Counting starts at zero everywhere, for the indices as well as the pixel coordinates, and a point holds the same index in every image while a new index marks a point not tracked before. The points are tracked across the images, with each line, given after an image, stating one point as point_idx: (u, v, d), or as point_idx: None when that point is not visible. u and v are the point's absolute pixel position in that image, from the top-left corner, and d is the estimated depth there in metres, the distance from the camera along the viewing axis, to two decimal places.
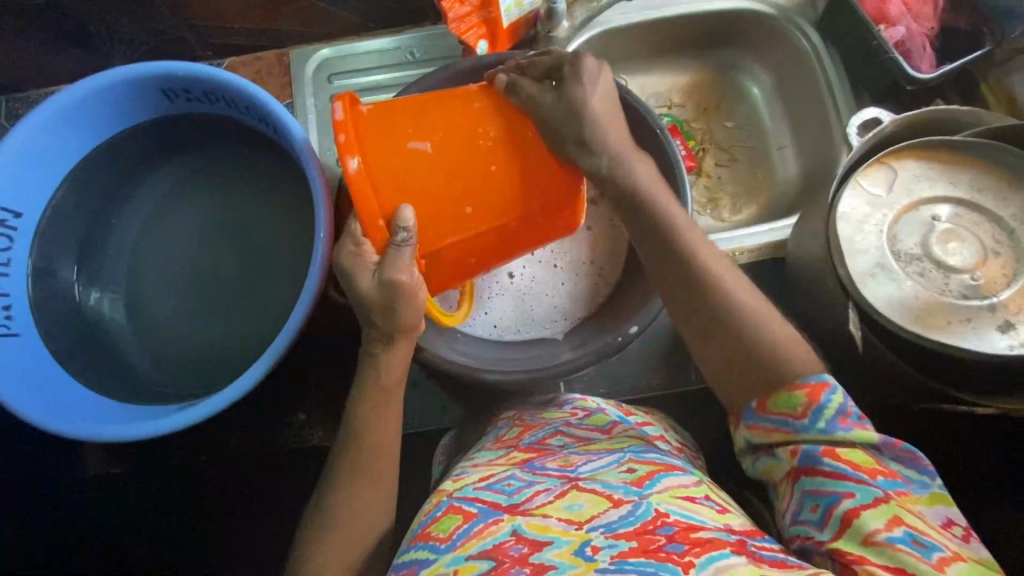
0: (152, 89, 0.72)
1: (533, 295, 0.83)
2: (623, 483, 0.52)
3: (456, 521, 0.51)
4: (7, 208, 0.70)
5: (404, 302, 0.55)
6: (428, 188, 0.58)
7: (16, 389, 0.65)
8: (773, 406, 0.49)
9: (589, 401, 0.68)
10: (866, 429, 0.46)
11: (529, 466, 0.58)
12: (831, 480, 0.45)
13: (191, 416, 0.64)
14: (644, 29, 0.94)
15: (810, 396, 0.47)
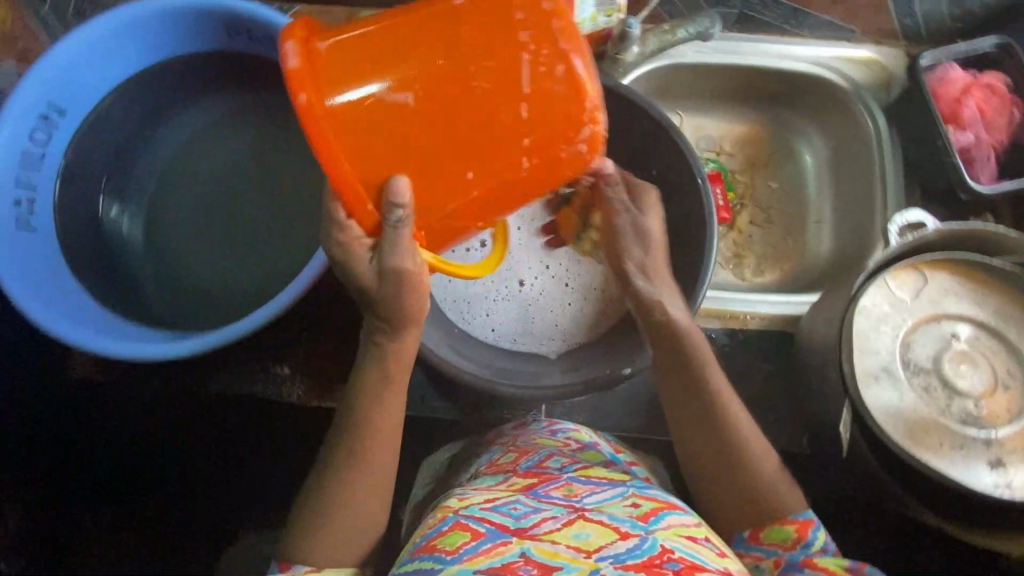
0: (218, 22, 0.72)
1: (538, 306, 0.83)
2: (626, 515, 0.53)
3: (464, 538, 0.50)
4: (53, 104, 0.70)
5: (404, 289, 0.53)
6: (428, 142, 0.46)
7: (23, 283, 0.66)
8: (766, 536, 0.55)
9: (584, 433, 0.71)
10: (835, 555, 0.53)
11: (533, 493, 0.57)
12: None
13: (192, 347, 0.65)
14: (712, 71, 0.93)
15: (798, 531, 0.54)
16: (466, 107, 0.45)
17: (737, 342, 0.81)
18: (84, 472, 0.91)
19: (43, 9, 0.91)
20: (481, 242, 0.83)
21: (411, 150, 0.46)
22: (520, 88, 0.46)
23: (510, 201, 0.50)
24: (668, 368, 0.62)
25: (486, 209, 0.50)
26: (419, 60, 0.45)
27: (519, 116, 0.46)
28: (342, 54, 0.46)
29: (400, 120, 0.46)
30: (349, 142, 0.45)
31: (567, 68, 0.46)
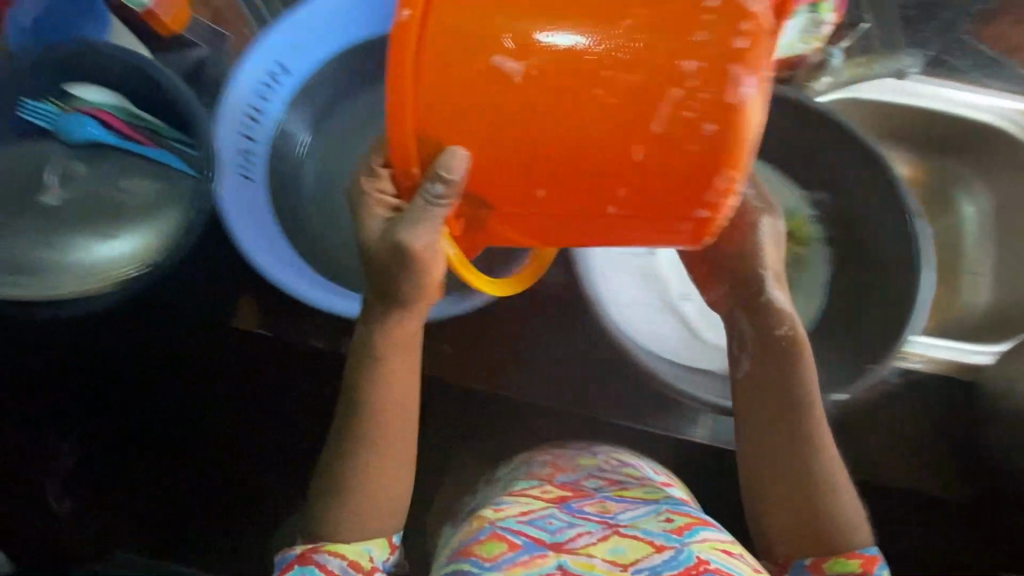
0: None
1: (708, 320, 0.82)
2: (660, 529, 0.62)
3: (502, 547, 0.60)
4: (281, 62, 0.72)
5: (409, 271, 0.55)
6: (574, 167, 0.46)
7: (256, 232, 0.70)
8: (827, 566, 0.61)
9: (623, 455, 0.78)
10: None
11: (568, 506, 0.67)
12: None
13: (422, 312, 0.71)
14: (897, 114, 0.89)
15: (862, 565, 0.60)
16: (602, 115, 0.44)
17: (905, 376, 0.82)
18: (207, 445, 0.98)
19: None
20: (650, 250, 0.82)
21: (495, 120, 0.46)
22: (650, 126, 0.43)
23: (608, 237, 0.51)
24: (759, 411, 0.66)
25: (558, 231, 0.51)
26: (585, 47, 0.43)
27: (631, 157, 0.45)
28: (543, 16, 0.44)
29: (456, 89, 0.46)
30: (427, 86, 0.46)
31: (718, 132, 0.43)
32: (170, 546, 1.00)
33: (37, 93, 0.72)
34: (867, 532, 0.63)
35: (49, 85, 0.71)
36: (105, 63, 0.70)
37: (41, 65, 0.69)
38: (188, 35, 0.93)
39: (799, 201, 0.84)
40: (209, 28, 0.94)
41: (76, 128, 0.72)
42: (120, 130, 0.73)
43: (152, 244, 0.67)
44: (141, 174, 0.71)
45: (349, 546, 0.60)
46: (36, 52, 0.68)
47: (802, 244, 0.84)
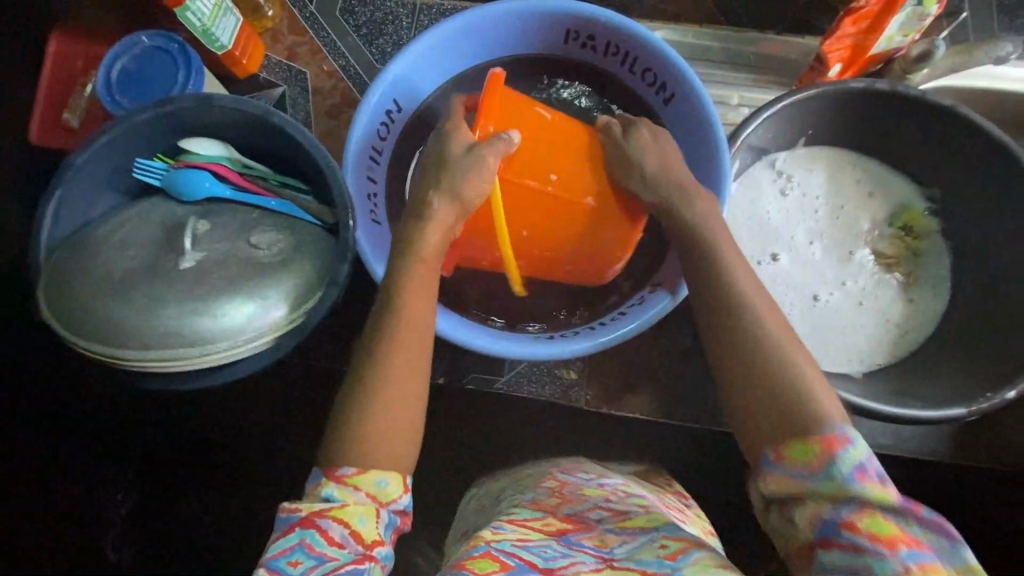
0: (562, 25, 0.73)
1: (834, 324, 0.80)
2: (655, 557, 0.52)
3: (493, 566, 0.52)
4: (396, 100, 0.73)
5: (472, 171, 0.60)
6: (540, 154, 0.65)
7: None
8: (786, 453, 0.48)
9: (635, 488, 0.66)
10: (885, 489, 0.44)
11: (565, 539, 0.57)
12: (849, 556, 0.42)
13: (559, 349, 0.66)
14: (1009, 100, 0.87)
15: (825, 447, 0.46)
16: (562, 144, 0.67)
17: None
18: (211, 473, 1.02)
19: (311, 6, 0.93)
20: (773, 255, 0.81)
21: (532, 143, 0.65)
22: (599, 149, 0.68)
23: (556, 219, 0.66)
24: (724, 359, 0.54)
25: (540, 215, 0.66)
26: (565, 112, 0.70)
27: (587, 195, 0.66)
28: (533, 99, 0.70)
29: (542, 134, 0.66)
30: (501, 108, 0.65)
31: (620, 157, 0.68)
32: (177, 561, 1.02)
33: (149, 151, 0.71)
34: (845, 417, 0.48)
35: (161, 140, 0.71)
36: (222, 115, 0.69)
37: (156, 122, 0.68)
38: (266, 75, 0.92)
39: (911, 193, 0.83)
40: (286, 66, 0.93)
41: (191, 185, 0.68)
42: (235, 182, 0.70)
43: (301, 302, 0.63)
44: (267, 226, 0.67)
45: (355, 512, 0.48)
46: (151, 106, 0.66)
47: (921, 237, 0.83)
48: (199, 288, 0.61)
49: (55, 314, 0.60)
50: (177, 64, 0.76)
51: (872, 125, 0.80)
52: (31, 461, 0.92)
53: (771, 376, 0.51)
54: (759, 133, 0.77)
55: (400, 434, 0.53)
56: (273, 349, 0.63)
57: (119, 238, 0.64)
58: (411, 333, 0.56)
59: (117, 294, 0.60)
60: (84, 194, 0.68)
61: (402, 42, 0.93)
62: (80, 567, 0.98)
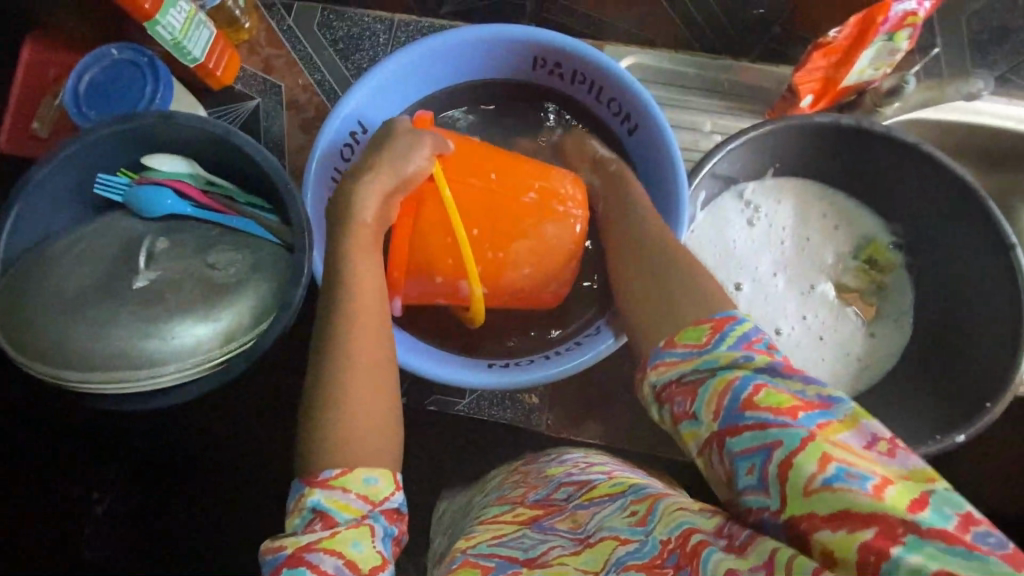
0: (528, 53, 0.73)
1: (794, 359, 0.80)
2: (625, 523, 0.46)
3: (473, 573, 0.47)
4: (361, 122, 0.72)
5: (411, 146, 0.63)
6: (481, 156, 0.70)
7: None
8: (679, 338, 0.44)
9: (601, 458, 0.60)
10: (769, 355, 0.41)
11: (538, 526, 0.52)
12: (756, 435, 0.38)
13: (505, 381, 0.66)
14: (983, 134, 0.86)
15: (715, 326, 0.43)
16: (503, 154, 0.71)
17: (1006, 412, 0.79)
18: (213, 475, 0.97)
19: (288, 20, 0.93)
20: (735, 286, 0.81)
21: (472, 148, 0.70)
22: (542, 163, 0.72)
23: (498, 215, 0.68)
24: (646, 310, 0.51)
25: (481, 219, 0.68)
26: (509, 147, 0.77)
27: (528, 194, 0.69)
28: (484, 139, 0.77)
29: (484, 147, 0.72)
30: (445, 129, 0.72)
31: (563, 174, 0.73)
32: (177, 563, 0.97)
33: (113, 166, 0.71)
34: (729, 302, 0.46)
35: (125, 155, 0.71)
36: (184, 133, 0.69)
37: (117, 138, 0.68)
38: (241, 88, 0.92)
39: (876, 228, 0.83)
40: (261, 78, 0.93)
41: (154, 201, 0.69)
42: (198, 200, 0.70)
43: (252, 324, 0.63)
44: (225, 246, 0.67)
45: (348, 536, 0.44)
46: (113, 123, 0.66)
47: (885, 271, 0.83)
48: (151, 309, 0.61)
49: (6, 331, 0.60)
50: (145, 77, 0.76)
51: (839, 159, 0.80)
52: (32, 461, 0.96)
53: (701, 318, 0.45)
54: (725, 163, 0.77)
55: (374, 420, 0.50)
56: (223, 372, 0.62)
57: (75, 255, 0.64)
58: (370, 311, 0.54)
59: (68, 313, 0.60)
60: (45, 208, 0.68)
61: (378, 58, 0.94)
62: (80, 567, 0.97)
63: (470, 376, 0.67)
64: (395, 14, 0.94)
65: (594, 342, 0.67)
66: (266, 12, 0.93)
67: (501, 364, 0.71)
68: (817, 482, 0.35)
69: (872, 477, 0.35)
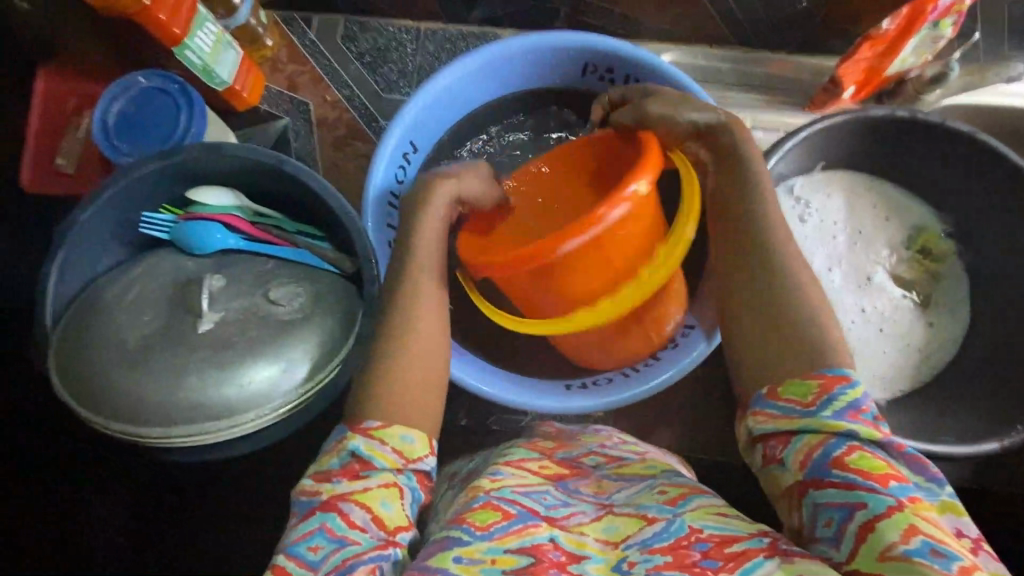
0: (579, 60, 0.72)
1: (856, 353, 0.80)
2: (656, 502, 0.50)
3: (495, 516, 0.48)
4: (413, 142, 0.70)
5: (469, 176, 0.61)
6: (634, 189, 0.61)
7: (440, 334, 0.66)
8: (783, 391, 0.45)
9: (631, 440, 0.67)
10: (876, 429, 0.43)
11: (563, 485, 0.55)
12: (841, 492, 0.41)
13: (591, 402, 0.65)
14: (1023, 117, 0.86)
15: (823, 384, 0.44)
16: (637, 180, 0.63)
17: None
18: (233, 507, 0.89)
19: (310, 34, 0.90)
20: None
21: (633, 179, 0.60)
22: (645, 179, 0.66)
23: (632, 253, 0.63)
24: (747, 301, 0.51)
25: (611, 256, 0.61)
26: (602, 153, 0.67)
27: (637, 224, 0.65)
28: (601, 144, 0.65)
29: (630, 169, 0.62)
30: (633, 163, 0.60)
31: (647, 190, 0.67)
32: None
33: (154, 202, 0.68)
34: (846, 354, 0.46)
35: (167, 191, 0.67)
36: (232, 164, 0.66)
37: (162, 173, 0.65)
38: (267, 108, 0.89)
39: (927, 217, 0.83)
40: (287, 97, 0.89)
41: (204, 237, 0.65)
42: (248, 232, 0.67)
43: (327, 360, 0.61)
44: (285, 279, 0.64)
45: (378, 494, 0.45)
46: (159, 158, 0.63)
47: (939, 260, 0.83)
48: (222, 354, 0.58)
49: (69, 385, 0.58)
50: (177, 106, 0.72)
51: (890, 150, 0.80)
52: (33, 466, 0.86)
53: (814, 352, 0.46)
54: (786, 160, 0.76)
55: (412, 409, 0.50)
56: (301, 411, 0.61)
57: (129, 299, 0.61)
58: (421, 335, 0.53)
59: (134, 364, 0.57)
60: (87, 251, 0.65)
61: (408, 70, 0.90)
62: None
63: (538, 398, 0.65)
64: (422, 23, 0.91)
65: (674, 357, 0.67)
66: (288, 27, 0.90)
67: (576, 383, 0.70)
68: (896, 551, 0.38)
69: (956, 558, 0.37)
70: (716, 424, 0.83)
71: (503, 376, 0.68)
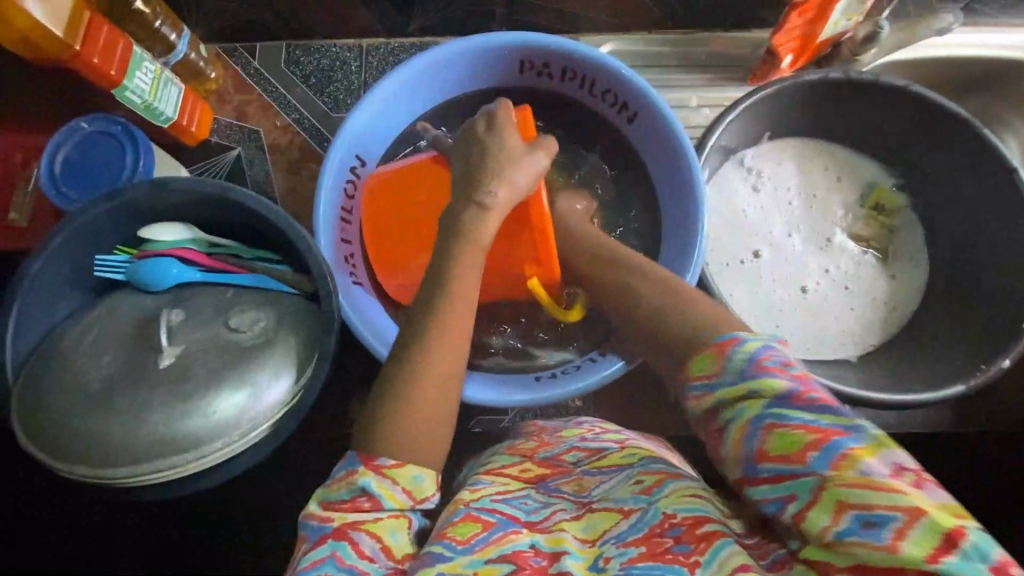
0: (515, 58, 0.73)
1: (826, 313, 0.81)
2: (630, 493, 0.48)
3: (475, 527, 0.46)
4: (359, 155, 0.72)
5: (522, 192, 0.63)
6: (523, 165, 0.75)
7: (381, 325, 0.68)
8: (692, 373, 0.43)
9: (610, 425, 0.66)
10: (780, 378, 0.40)
11: (544, 485, 0.54)
12: (772, 486, 0.39)
13: (564, 390, 0.65)
14: (957, 65, 0.88)
15: (719, 351, 0.43)
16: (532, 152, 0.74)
17: None
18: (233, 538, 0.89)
19: (253, 62, 0.90)
20: (753, 253, 0.82)
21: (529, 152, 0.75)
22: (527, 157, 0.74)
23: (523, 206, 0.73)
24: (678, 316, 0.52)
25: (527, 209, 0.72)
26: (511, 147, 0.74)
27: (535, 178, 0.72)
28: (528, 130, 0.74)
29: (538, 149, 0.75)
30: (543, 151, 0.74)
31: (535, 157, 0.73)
32: None
33: (107, 245, 0.68)
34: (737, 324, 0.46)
35: (120, 231, 0.68)
36: (181, 198, 0.66)
37: (111, 214, 0.65)
38: (218, 140, 0.89)
39: (875, 172, 0.85)
40: (237, 127, 0.90)
41: (160, 273, 0.65)
42: (203, 263, 0.67)
43: (292, 380, 0.61)
44: (243, 305, 0.64)
45: (388, 525, 0.44)
46: (104, 200, 0.63)
47: (893, 213, 0.84)
48: (183, 385, 0.58)
49: (36, 440, 0.58)
50: (122, 147, 0.73)
51: (832, 111, 0.81)
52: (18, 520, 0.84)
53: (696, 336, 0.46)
54: (728, 134, 0.78)
55: (417, 439, 0.46)
56: (273, 434, 0.61)
57: (90, 342, 0.61)
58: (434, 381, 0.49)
59: (98, 406, 0.58)
60: (44, 301, 0.65)
61: (354, 87, 0.91)
62: None
63: (511, 395, 0.66)
64: (363, 40, 0.91)
65: None
66: (230, 58, 0.90)
67: (547, 373, 0.71)
68: (832, 536, 0.37)
69: (891, 520, 0.35)
70: None
71: (479, 377, 0.68)
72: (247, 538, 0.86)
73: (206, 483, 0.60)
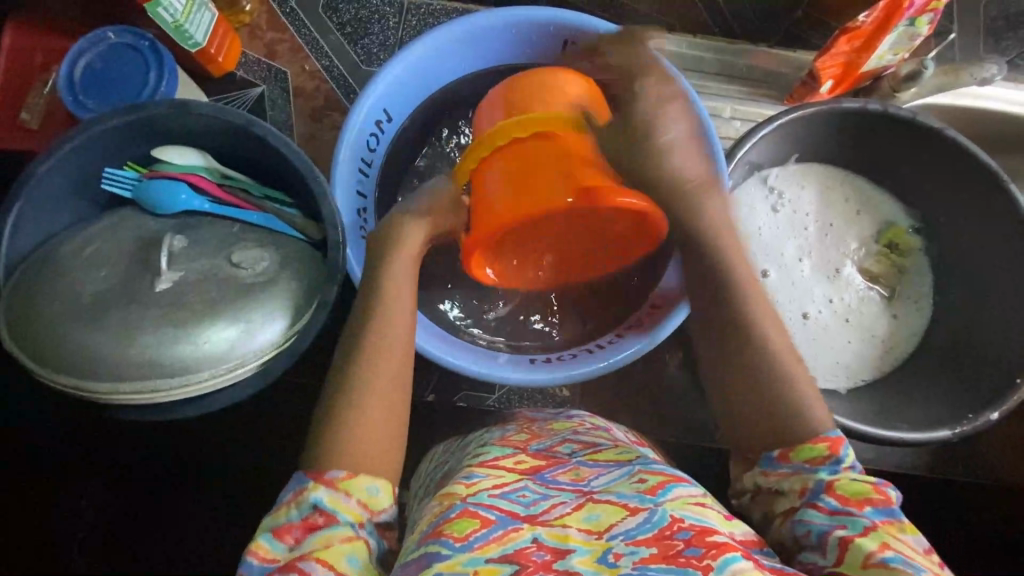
0: (558, 36, 0.72)
1: (823, 342, 0.81)
2: (634, 491, 0.48)
3: (473, 524, 0.45)
4: (386, 110, 0.71)
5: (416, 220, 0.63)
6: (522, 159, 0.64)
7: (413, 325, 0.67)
8: (794, 454, 0.48)
9: (600, 419, 0.66)
10: (870, 475, 0.47)
11: (540, 476, 0.52)
12: (825, 515, 0.45)
13: (559, 374, 0.65)
14: (993, 119, 0.88)
15: (830, 448, 0.48)
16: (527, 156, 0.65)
17: None
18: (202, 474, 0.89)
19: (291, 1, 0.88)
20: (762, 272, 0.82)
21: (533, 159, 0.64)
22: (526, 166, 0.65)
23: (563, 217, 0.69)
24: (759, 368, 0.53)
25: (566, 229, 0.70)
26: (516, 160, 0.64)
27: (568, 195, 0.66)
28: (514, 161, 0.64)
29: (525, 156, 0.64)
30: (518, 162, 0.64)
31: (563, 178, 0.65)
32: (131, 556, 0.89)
33: (118, 160, 0.66)
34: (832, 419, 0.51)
35: (133, 149, 0.66)
36: (199, 123, 0.65)
37: (126, 130, 0.64)
38: (243, 74, 0.87)
39: (894, 211, 0.85)
40: (265, 65, 0.88)
41: (168, 196, 0.64)
42: (214, 193, 0.66)
43: (287, 323, 0.60)
44: (249, 242, 0.63)
45: (342, 551, 0.44)
46: (122, 112, 0.62)
47: (905, 254, 0.84)
48: (179, 312, 0.58)
49: (25, 344, 0.57)
50: (147, 63, 0.71)
51: (865, 143, 0.80)
52: None
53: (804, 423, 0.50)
54: (757, 149, 0.77)
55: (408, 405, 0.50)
56: (260, 375, 0.60)
57: (88, 254, 0.60)
58: (380, 346, 0.54)
59: (88, 319, 0.57)
60: (48, 207, 0.63)
61: (389, 43, 0.89)
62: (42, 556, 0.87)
63: (498, 370, 0.65)
64: None
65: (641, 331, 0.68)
66: None
67: (538, 358, 0.71)
68: (876, 559, 0.41)
69: (925, 572, 0.41)
70: (680, 409, 0.84)
71: (464, 350, 0.68)
72: (217, 474, 0.86)
73: (187, 412, 0.60)
